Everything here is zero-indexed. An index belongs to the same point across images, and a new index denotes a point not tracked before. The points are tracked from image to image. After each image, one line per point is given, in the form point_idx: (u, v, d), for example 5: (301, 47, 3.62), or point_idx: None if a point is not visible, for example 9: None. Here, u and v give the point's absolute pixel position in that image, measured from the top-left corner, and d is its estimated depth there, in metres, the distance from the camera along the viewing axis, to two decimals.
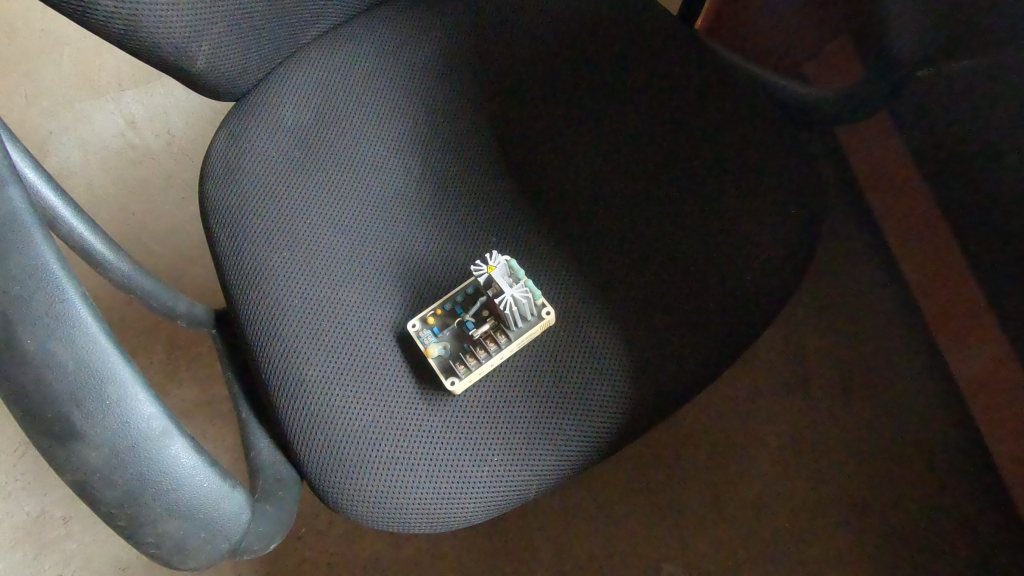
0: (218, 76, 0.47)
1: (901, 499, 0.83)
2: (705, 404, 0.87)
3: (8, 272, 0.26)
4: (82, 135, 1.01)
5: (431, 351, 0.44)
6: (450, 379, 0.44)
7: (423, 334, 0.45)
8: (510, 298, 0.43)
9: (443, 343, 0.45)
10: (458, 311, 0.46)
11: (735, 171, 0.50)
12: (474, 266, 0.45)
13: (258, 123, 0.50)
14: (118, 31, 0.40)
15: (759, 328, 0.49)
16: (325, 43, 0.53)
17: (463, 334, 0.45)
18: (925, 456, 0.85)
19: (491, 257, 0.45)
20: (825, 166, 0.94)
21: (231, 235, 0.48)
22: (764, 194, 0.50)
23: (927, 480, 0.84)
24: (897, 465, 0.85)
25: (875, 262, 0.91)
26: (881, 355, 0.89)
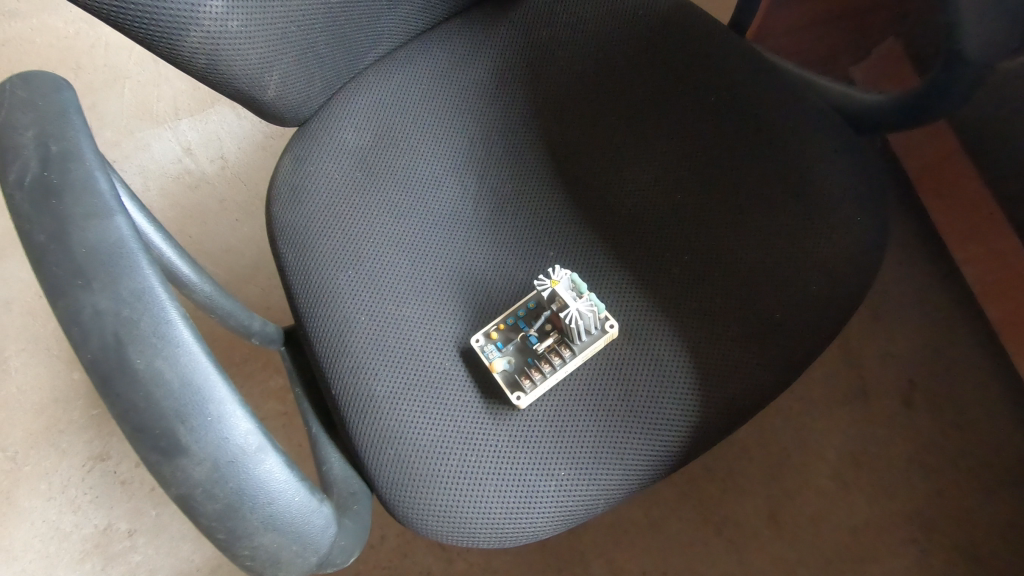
0: (286, 104, 0.49)
1: (972, 514, 0.80)
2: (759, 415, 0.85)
3: (121, 297, 0.28)
4: (143, 162, 1.06)
5: (496, 366, 0.45)
6: (516, 394, 0.44)
7: (487, 348, 0.46)
8: (575, 313, 0.43)
9: (507, 357, 0.45)
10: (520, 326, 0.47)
11: (795, 180, 0.50)
12: (537, 281, 0.45)
13: (321, 147, 0.52)
14: (200, 66, 0.42)
15: (826, 336, 0.48)
16: (383, 67, 0.55)
17: (526, 350, 0.46)
18: (996, 468, 0.81)
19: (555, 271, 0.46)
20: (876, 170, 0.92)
21: (297, 255, 0.50)
22: (829, 202, 0.49)
23: (1000, 493, 0.80)
24: (966, 477, 0.81)
25: (932, 268, 0.89)
26: (943, 363, 0.86)
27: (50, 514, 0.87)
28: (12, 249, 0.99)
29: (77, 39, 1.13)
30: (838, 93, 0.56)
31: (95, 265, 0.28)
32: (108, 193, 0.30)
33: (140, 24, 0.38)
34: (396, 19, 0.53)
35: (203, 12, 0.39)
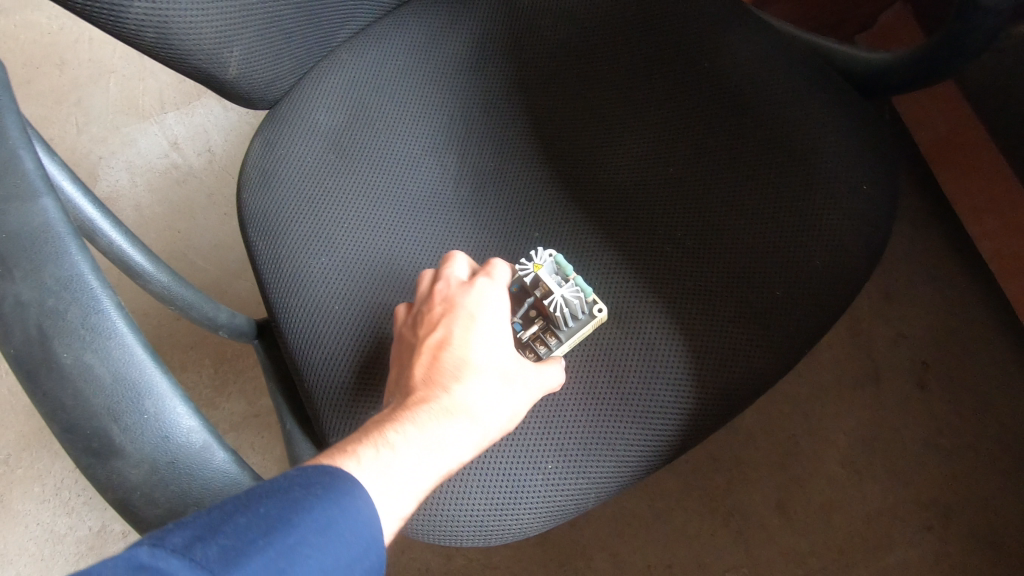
0: (251, 84, 0.46)
1: (991, 499, 0.77)
2: (767, 401, 0.82)
3: (45, 286, 0.25)
4: (130, 158, 1.04)
5: None
6: None
7: None
8: (560, 298, 0.41)
9: None
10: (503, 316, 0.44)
11: (795, 149, 0.47)
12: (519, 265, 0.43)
13: (292, 129, 0.50)
14: (151, 41, 0.39)
15: (832, 316, 0.45)
16: (357, 43, 0.52)
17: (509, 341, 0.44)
18: (1014, 451, 0.78)
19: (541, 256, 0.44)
20: None
21: (268, 243, 0.47)
22: (832, 172, 0.46)
23: (1018, 477, 0.77)
24: (984, 462, 0.78)
25: (946, 244, 0.85)
26: (958, 343, 0.82)
27: (44, 517, 0.86)
28: None
29: (60, 34, 1.11)
30: (842, 56, 0.52)
31: (16, 252, 0.26)
32: (34, 173, 0.27)
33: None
34: None
35: None
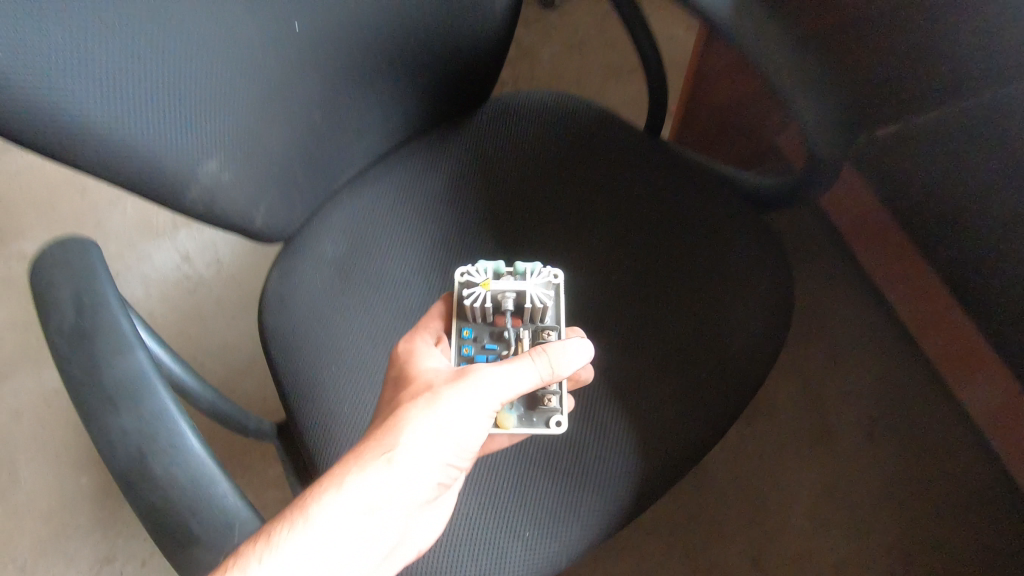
0: (273, 229, 0.58)
1: (936, 543, 0.85)
2: (734, 457, 0.89)
3: (142, 419, 0.35)
4: (144, 271, 1.14)
5: (507, 419, 0.43)
6: (555, 422, 0.43)
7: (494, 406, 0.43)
8: (531, 295, 0.43)
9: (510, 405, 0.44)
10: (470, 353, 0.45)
11: (700, 264, 0.59)
12: (467, 295, 0.44)
13: (303, 259, 0.61)
14: (200, 212, 0.50)
15: (749, 393, 0.55)
16: (355, 187, 0.64)
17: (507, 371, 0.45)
18: (954, 495, 0.87)
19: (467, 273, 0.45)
20: (814, 223, 1.01)
21: (285, 355, 0.57)
22: (729, 280, 0.58)
23: (960, 519, 0.86)
24: (929, 507, 0.86)
25: (875, 307, 0.96)
26: (895, 397, 0.92)
27: None
28: (22, 362, 1.07)
29: None
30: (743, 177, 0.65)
31: (122, 395, 0.35)
32: (130, 332, 0.37)
33: (152, 192, 0.46)
34: (362, 148, 0.63)
35: (201, 171, 0.48)
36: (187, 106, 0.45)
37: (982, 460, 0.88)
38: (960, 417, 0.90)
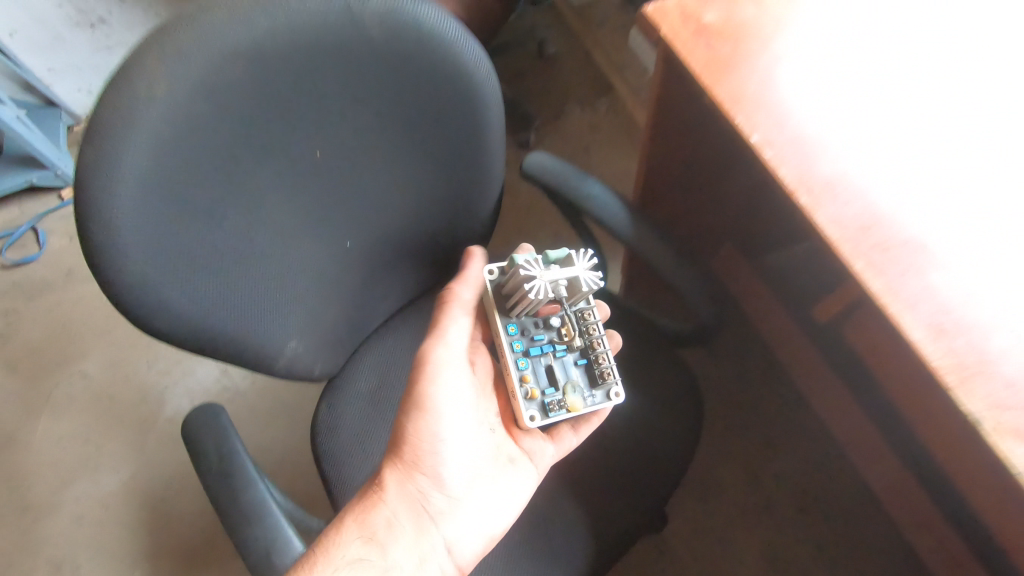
0: (327, 374, 0.83)
1: None
2: (696, 535, 1.16)
3: (267, 531, 0.56)
4: (189, 386, 1.36)
5: (577, 402, 0.62)
6: (614, 395, 0.63)
7: (567, 392, 0.63)
8: (585, 279, 0.59)
9: (576, 389, 0.63)
10: (533, 345, 0.64)
11: (635, 406, 0.81)
12: (533, 292, 0.58)
13: (344, 393, 0.85)
14: (286, 374, 0.74)
15: (673, 485, 0.78)
16: (379, 334, 0.90)
17: (571, 360, 0.64)
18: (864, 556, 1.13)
19: (526, 268, 0.59)
20: (746, 340, 1.31)
21: (334, 466, 0.81)
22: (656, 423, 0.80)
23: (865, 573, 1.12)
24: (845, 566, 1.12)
25: (795, 405, 1.25)
26: (818, 477, 1.19)
27: None
28: (86, 471, 1.28)
29: None
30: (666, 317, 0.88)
31: (255, 514, 0.57)
32: (256, 472, 0.60)
33: (261, 366, 0.70)
34: (385, 308, 0.89)
35: (291, 350, 0.72)
36: (288, 314, 0.69)
37: (881, 524, 1.14)
38: (864, 491, 1.17)
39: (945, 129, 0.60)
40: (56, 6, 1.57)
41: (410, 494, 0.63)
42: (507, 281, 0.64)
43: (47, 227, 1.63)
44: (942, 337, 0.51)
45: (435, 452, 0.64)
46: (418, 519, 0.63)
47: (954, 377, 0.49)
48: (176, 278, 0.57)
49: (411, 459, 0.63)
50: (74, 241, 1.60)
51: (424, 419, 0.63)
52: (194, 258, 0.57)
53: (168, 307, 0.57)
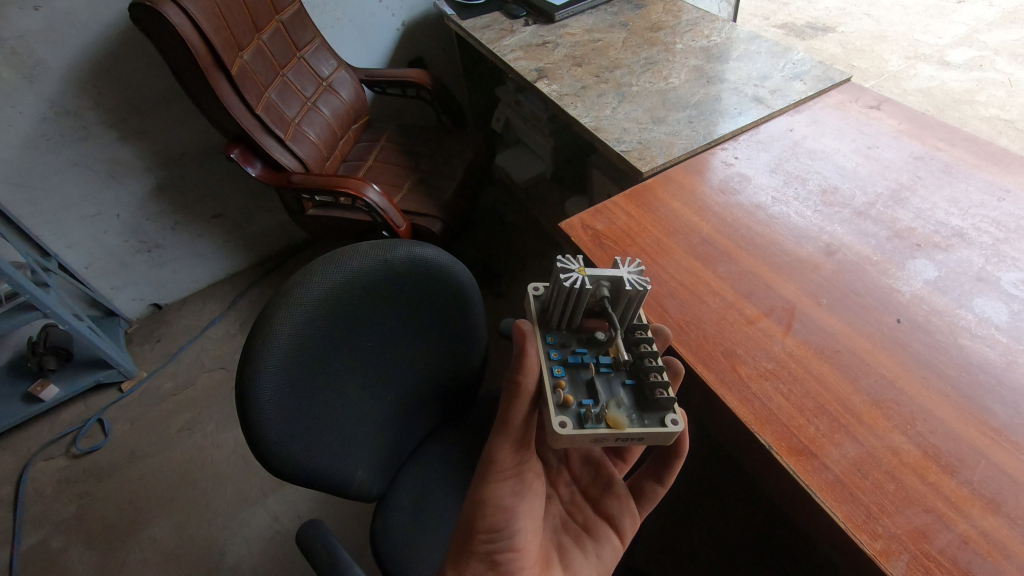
0: (388, 484, 1.22)
1: None
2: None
3: None
4: (246, 535, 1.65)
5: (622, 416, 0.71)
6: (674, 420, 0.70)
7: (610, 408, 0.72)
8: (625, 278, 0.74)
9: (619, 411, 0.72)
10: (570, 356, 0.78)
11: None
12: (571, 281, 0.72)
13: (396, 498, 1.24)
14: (362, 480, 1.10)
15: None
16: (417, 455, 1.32)
17: (620, 379, 0.76)
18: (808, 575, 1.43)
19: (567, 264, 0.75)
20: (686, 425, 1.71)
21: (392, 549, 1.17)
22: None
23: None
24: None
25: (725, 467, 1.63)
26: (753, 518, 1.53)
27: None
28: None
29: (192, 462, 1.82)
30: None
31: None
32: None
33: (349, 487, 1.06)
34: (418, 436, 1.31)
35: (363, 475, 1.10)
36: (345, 433, 1.03)
37: (811, 551, 1.46)
38: (793, 528, 1.50)
39: (742, 280, 0.98)
40: (124, 242, 2.05)
41: None
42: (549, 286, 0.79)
43: (111, 417, 1.96)
44: (744, 404, 0.83)
45: (506, 549, 0.73)
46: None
47: (754, 425, 0.80)
48: (294, 431, 0.91)
49: (482, 554, 0.72)
50: (135, 426, 1.93)
51: (495, 518, 0.75)
52: (307, 426, 0.94)
53: (298, 460, 0.93)
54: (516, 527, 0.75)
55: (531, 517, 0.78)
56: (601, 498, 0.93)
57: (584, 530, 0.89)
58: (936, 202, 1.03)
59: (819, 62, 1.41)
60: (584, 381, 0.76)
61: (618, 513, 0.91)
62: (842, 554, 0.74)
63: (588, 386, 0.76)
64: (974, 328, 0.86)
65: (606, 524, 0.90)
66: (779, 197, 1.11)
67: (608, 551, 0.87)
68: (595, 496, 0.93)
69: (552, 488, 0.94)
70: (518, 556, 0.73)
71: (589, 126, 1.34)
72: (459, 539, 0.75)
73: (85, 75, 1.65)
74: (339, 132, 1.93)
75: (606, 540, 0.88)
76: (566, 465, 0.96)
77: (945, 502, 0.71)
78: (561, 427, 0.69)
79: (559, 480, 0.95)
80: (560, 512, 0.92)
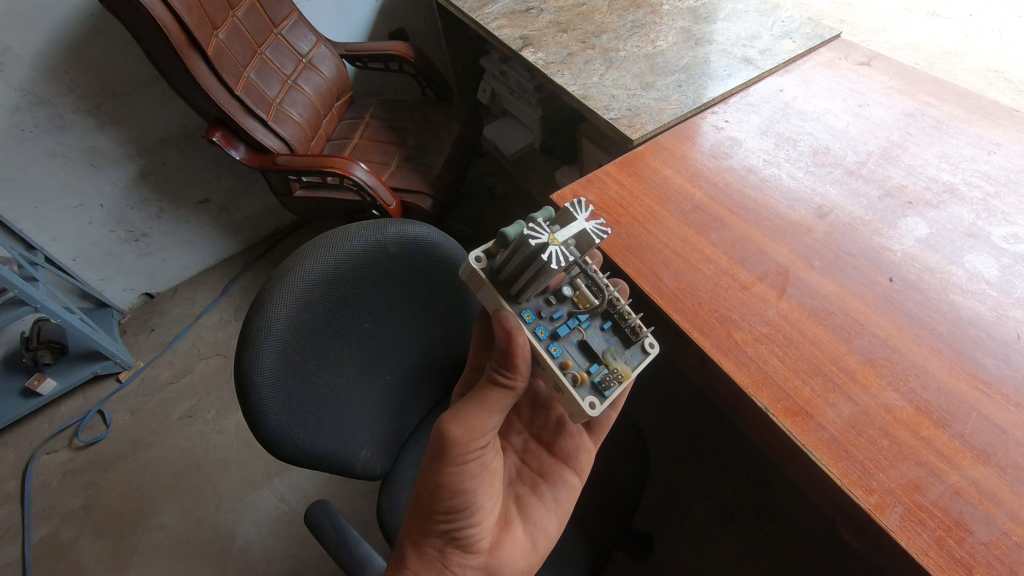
0: (391, 461, 1.24)
1: (797, 559, 1.44)
2: (670, 541, 1.49)
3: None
4: (255, 516, 1.67)
5: (626, 366, 0.78)
6: (654, 345, 0.81)
7: (613, 362, 0.78)
8: (591, 230, 0.70)
9: (619, 362, 0.79)
10: (558, 328, 0.78)
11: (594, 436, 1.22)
12: (552, 259, 0.66)
13: (401, 475, 1.26)
14: (364, 460, 1.11)
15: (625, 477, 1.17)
16: (419, 432, 1.33)
17: (600, 327, 0.81)
18: (804, 527, 1.48)
19: (538, 237, 0.68)
20: (683, 388, 1.74)
21: (400, 522, 1.19)
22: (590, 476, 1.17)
23: (805, 537, 1.46)
24: (789, 536, 1.47)
25: (722, 428, 1.66)
26: (750, 475, 1.57)
27: None
28: None
29: (195, 448, 1.83)
30: None
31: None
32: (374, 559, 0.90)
33: (350, 468, 1.08)
34: (420, 413, 1.32)
35: (365, 455, 1.11)
36: (348, 416, 1.04)
37: (807, 504, 1.50)
38: (789, 484, 1.54)
39: (736, 246, 0.98)
40: (109, 232, 2.02)
41: (434, 560, 0.76)
42: (514, 258, 0.73)
43: (111, 408, 1.96)
44: (740, 369, 0.84)
45: (463, 526, 0.76)
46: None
47: (751, 389, 0.81)
48: (296, 420, 0.92)
49: (441, 530, 0.76)
50: (135, 415, 1.93)
51: (457, 499, 0.74)
52: (306, 408, 0.94)
53: (300, 447, 0.94)
54: (477, 504, 0.76)
55: (489, 486, 0.79)
56: (554, 443, 0.98)
57: (539, 475, 0.94)
58: (928, 159, 1.03)
59: (808, 18, 1.38)
60: (575, 345, 0.79)
61: (573, 452, 0.96)
62: (838, 509, 0.77)
63: (580, 349, 0.80)
64: (965, 284, 0.87)
65: (564, 467, 0.95)
66: (771, 159, 1.10)
67: (571, 491, 0.93)
68: (547, 439, 0.98)
69: (506, 441, 1.00)
70: (475, 528, 0.77)
71: (578, 95, 1.31)
72: (417, 516, 0.77)
73: (55, 61, 1.60)
74: (323, 110, 1.90)
75: (562, 484, 0.93)
76: (517, 417, 1.03)
77: (937, 455, 0.72)
78: (592, 408, 0.74)
79: (510, 432, 1.01)
80: (515, 463, 0.97)
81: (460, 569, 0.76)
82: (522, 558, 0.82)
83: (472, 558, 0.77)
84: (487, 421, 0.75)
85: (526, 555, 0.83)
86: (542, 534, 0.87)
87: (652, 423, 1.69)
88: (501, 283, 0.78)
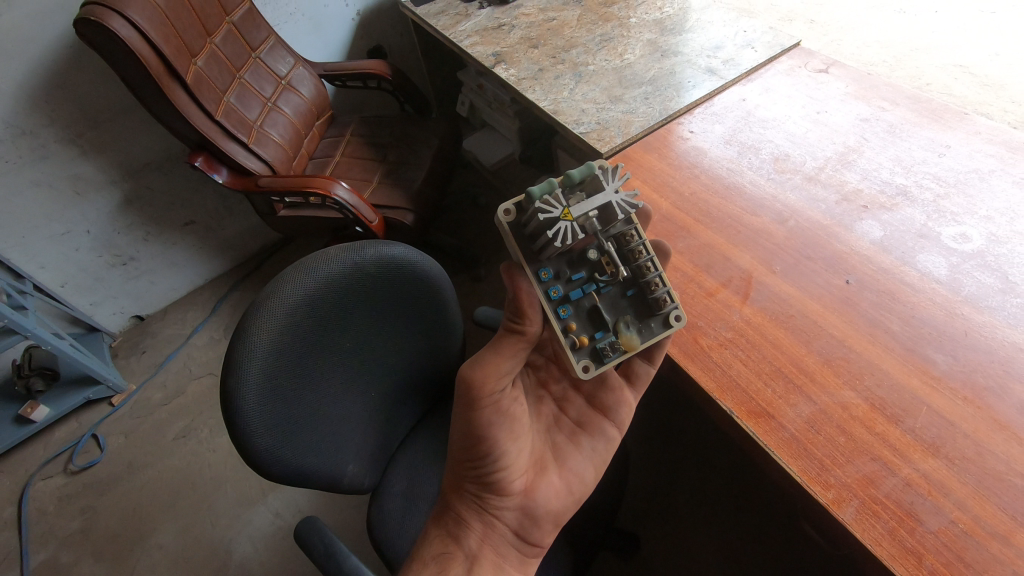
0: (376, 476, 1.27)
1: (781, 551, 1.47)
2: (656, 541, 1.52)
3: None
4: (250, 532, 1.70)
5: (632, 337, 0.80)
6: (678, 319, 0.80)
7: (622, 330, 0.80)
8: (617, 203, 0.72)
9: (628, 330, 0.80)
10: (570, 291, 0.80)
11: None
12: (564, 232, 0.70)
13: (386, 489, 1.29)
14: (350, 476, 1.14)
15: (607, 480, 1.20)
16: (403, 446, 1.36)
17: (621, 291, 0.82)
18: (788, 521, 1.51)
19: (550, 210, 0.70)
20: (665, 390, 1.78)
21: (387, 533, 1.22)
22: None
23: (789, 530, 1.50)
24: (774, 531, 1.50)
25: (706, 427, 1.70)
26: (733, 472, 1.61)
27: None
28: None
29: (189, 468, 1.85)
30: None
31: None
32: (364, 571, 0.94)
33: (338, 483, 1.10)
34: (404, 427, 1.35)
35: (350, 471, 1.14)
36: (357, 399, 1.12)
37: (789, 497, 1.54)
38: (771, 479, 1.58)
39: (701, 254, 1.02)
40: (96, 257, 2.04)
41: (473, 499, 0.85)
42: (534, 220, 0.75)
43: (105, 431, 1.98)
44: (706, 373, 0.87)
45: (494, 471, 0.83)
46: (486, 519, 0.84)
47: (715, 392, 0.85)
48: (302, 420, 0.99)
49: (473, 475, 0.84)
50: (129, 438, 1.95)
51: (480, 447, 0.82)
52: (311, 404, 1.00)
53: (305, 445, 1.00)
54: (501, 452, 0.83)
55: (514, 434, 0.86)
56: (595, 395, 0.98)
57: (578, 427, 0.97)
58: (881, 163, 1.07)
59: (769, 27, 1.43)
60: (586, 309, 0.81)
61: (613, 406, 0.97)
62: (801, 505, 0.80)
63: (592, 312, 0.81)
64: (917, 283, 0.91)
65: (601, 422, 0.97)
66: (734, 168, 1.14)
67: (606, 443, 0.96)
68: (588, 391, 0.99)
69: (545, 388, 1.01)
70: (506, 472, 0.84)
71: (548, 110, 1.35)
72: (455, 461, 0.87)
73: (37, 93, 1.62)
74: (303, 130, 1.93)
75: (599, 435, 0.96)
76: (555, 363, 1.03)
77: (890, 449, 0.76)
78: (584, 372, 0.78)
79: (550, 379, 1.02)
80: (554, 410, 0.99)
81: (497, 510, 0.85)
82: (558, 500, 0.89)
83: (507, 500, 0.85)
84: (501, 366, 0.80)
85: (561, 499, 0.89)
86: (577, 479, 0.92)
87: (636, 425, 1.73)
88: (524, 237, 0.79)
